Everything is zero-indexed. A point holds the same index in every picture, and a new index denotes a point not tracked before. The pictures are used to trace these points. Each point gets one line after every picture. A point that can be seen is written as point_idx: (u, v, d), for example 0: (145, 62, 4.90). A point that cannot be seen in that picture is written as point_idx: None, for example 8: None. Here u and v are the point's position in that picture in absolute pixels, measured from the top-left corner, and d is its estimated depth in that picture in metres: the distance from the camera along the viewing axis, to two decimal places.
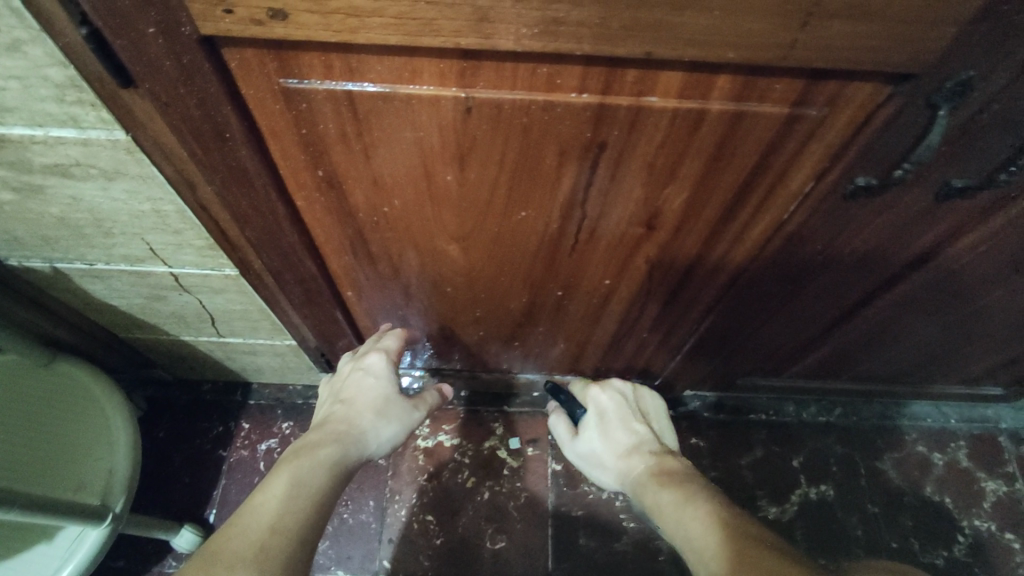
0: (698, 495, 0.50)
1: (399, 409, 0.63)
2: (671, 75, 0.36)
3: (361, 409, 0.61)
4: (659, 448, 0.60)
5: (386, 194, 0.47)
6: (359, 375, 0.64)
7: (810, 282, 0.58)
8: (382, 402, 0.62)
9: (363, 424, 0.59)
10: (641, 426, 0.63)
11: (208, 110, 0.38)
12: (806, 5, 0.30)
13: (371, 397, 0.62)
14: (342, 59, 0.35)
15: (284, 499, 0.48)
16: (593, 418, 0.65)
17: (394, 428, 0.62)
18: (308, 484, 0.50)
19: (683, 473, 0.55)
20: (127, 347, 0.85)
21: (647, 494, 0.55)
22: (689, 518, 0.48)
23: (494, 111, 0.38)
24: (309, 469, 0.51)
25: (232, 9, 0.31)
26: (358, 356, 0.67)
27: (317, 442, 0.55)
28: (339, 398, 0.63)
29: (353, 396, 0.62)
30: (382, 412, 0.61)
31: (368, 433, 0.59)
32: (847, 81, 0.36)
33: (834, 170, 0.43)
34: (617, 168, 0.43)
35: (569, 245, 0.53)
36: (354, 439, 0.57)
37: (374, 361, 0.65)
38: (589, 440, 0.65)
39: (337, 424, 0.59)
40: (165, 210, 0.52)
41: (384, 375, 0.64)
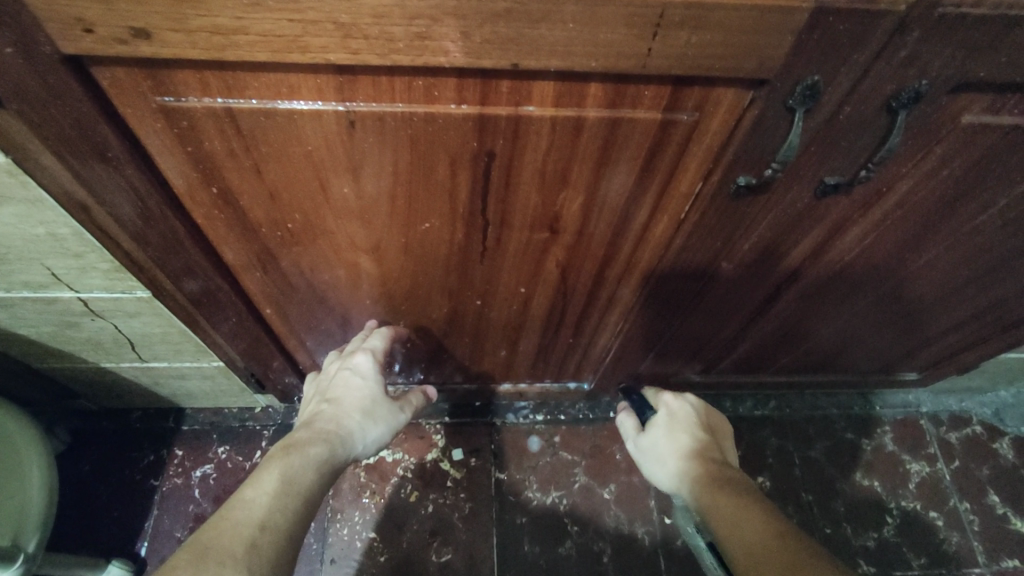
0: (756, 502, 0.49)
1: (385, 410, 0.62)
2: (544, 84, 0.37)
3: (348, 409, 0.59)
4: (718, 457, 0.58)
5: (286, 210, 0.47)
6: (345, 374, 0.63)
7: (718, 279, 0.61)
8: (369, 402, 0.61)
9: (350, 424, 0.58)
10: (703, 434, 0.62)
11: (84, 129, 0.38)
12: (651, 17, 0.32)
13: (357, 397, 0.61)
14: (217, 76, 0.35)
15: (273, 497, 0.47)
16: (661, 418, 0.64)
17: (379, 430, 0.61)
18: (297, 483, 0.49)
19: (738, 480, 0.53)
20: (44, 378, 0.82)
21: (701, 493, 0.53)
22: (743, 520, 0.47)
23: (377, 124, 0.39)
24: (300, 469, 0.50)
25: (92, 27, 0.31)
26: (345, 355, 0.65)
27: (305, 440, 0.54)
28: (326, 397, 0.61)
29: (340, 395, 0.61)
30: (369, 413, 0.60)
31: (356, 434, 0.58)
32: (710, 87, 0.38)
33: (717, 171, 0.45)
34: (510, 176, 0.44)
35: (479, 253, 0.54)
36: (341, 440, 0.56)
37: (361, 361, 0.63)
38: (654, 436, 0.64)
39: (324, 422, 0.57)
40: (61, 233, 0.51)
41: (372, 377, 0.63)
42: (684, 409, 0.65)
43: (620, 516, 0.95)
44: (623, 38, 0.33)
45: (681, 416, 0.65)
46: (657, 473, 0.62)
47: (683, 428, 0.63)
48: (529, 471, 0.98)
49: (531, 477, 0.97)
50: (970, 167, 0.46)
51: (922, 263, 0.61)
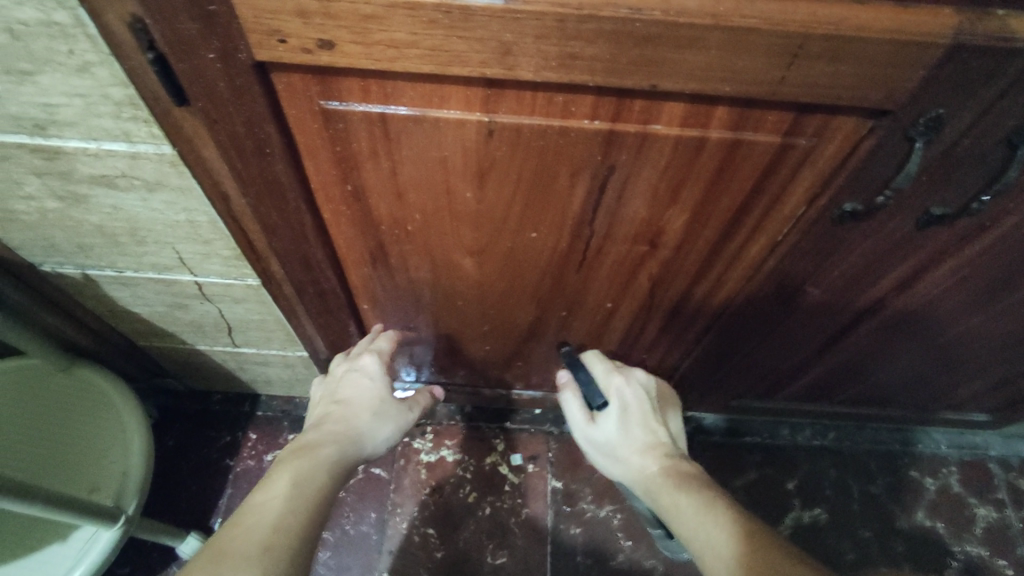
0: (715, 500, 0.51)
1: (394, 410, 0.65)
2: (674, 105, 0.40)
3: (357, 411, 0.63)
4: (675, 453, 0.60)
5: (408, 209, 0.51)
6: (355, 376, 0.66)
7: (803, 302, 0.62)
8: (376, 404, 0.64)
9: (361, 425, 0.61)
10: (659, 427, 0.63)
11: (252, 127, 0.42)
12: (791, 47, 0.34)
13: (365, 398, 0.64)
14: (379, 84, 0.39)
15: (286, 500, 0.49)
16: (615, 408, 0.64)
17: (388, 430, 0.64)
18: (309, 485, 0.52)
19: (701, 479, 0.55)
20: (142, 355, 0.88)
21: (664, 495, 0.55)
22: (709, 522, 0.49)
23: (514, 134, 0.42)
24: (310, 470, 0.53)
25: (286, 38, 0.35)
26: (352, 357, 0.68)
27: (315, 443, 0.57)
28: (335, 399, 0.64)
29: (348, 398, 0.64)
30: (377, 413, 0.63)
31: (367, 434, 0.61)
32: (832, 115, 0.40)
33: (824, 196, 0.46)
34: (624, 189, 0.47)
35: (578, 263, 0.57)
36: (352, 439, 0.59)
37: (368, 363, 0.67)
38: (606, 430, 0.64)
39: (335, 425, 0.60)
40: (198, 220, 0.56)
41: (379, 379, 0.67)
42: (638, 395, 0.64)
43: None
44: (761, 66, 0.36)
45: (633, 406, 0.64)
46: (613, 467, 0.63)
47: (636, 420, 0.63)
48: (584, 482, 0.99)
49: (586, 488, 0.98)
50: None
51: (1012, 300, 0.61)
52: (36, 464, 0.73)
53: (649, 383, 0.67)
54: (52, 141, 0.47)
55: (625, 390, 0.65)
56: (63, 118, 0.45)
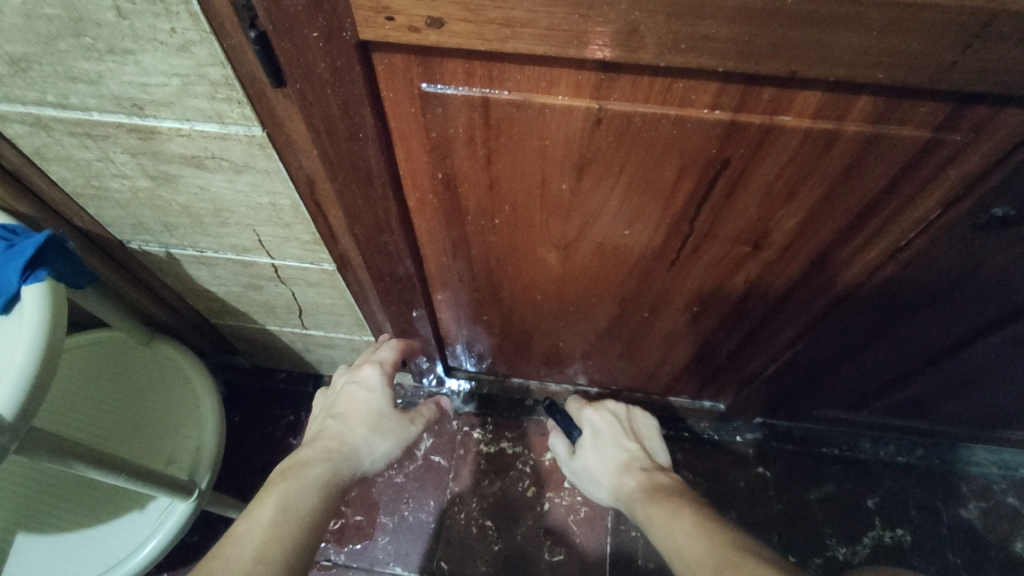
0: (680, 506, 0.49)
1: (394, 423, 0.59)
2: (811, 95, 0.36)
3: (354, 424, 0.57)
4: (651, 467, 0.59)
5: (498, 199, 0.48)
6: (354, 388, 0.61)
7: (917, 313, 0.56)
8: (375, 415, 0.59)
9: (356, 440, 0.56)
10: (632, 445, 0.63)
11: (348, 111, 0.40)
12: (969, 27, 0.29)
13: (363, 411, 0.59)
14: (485, 67, 0.37)
15: (271, 526, 0.44)
16: (587, 436, 0.66)
17: (388, 445, 0.58)
18: (296, 508, 0.46)
19: (672, 487, 0.54)
20: (216, 332, 0.89)
21: (639, 509, 0.53)
22: (677, 531, 0.46)
23: (624, 123, 0.39)
24: (297, 492, 0.47)
25: (394, 16, 0.33)
26: (353, 369, 0.64)
27: (305, 462, 0.51)
28: (333, 412, 0.59)
29: (346, 410, 0.59)
30: (376, 426, 0.58)
31: (361, 450, 0.55)
32: (998, 108, 0.34)
33: (968, 199, 0.41)
34: (735, 185, 0.43)
35: (669, 262, 0.53)
36: (345, 456, 0.53)
37: (369, 373, 0.62)
38: (583, 456, 0.65)
39: (328, 440, 0.55)
40: (281, 203, 0.55)
41: (380, 390, 0.61)
42: (608, 421, 0.66)
43: None
44: (928, 50, 0.31)
45: (605, 431, 0.65)
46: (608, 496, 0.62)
47: (609, 441, 0.64)
48: None
49: None
50: None
51: None
52: (113, 431, 0.74)
53: (621, 411, 0.68)
54: (147, 120, 0.47)
55: (595, 419, 0.67)
56: (160, 98, 0.45)
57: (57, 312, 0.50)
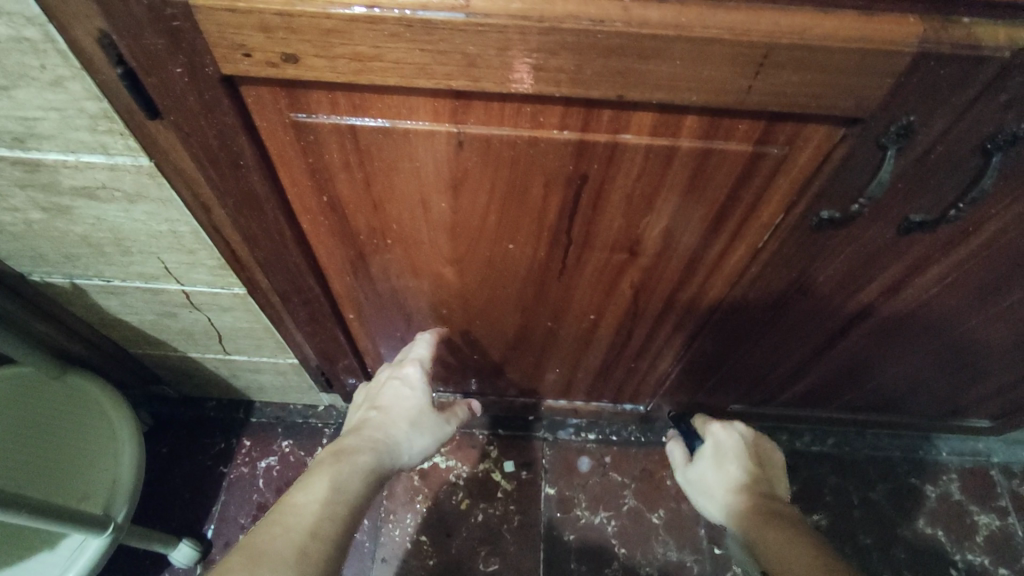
0: (799, 537, 0.50)
1: (433, 421, 0.64)
2: (644, 115, 0.40)
3: (396, 418, 0.61)
4: (769, 493, 0.59)
5: (385, 219, 0.51)
6: (395, 384, 0.65)
7: (789, 309, 0.61)
8: (416, 413, 0.62)
9: (396, 434, 0.60)
10: (753, 467, 0.62)
11: (224, 140, 0.43)
12: (756, 56, 0.34)
13: (404, 407, 0.62)
14: (347, 97, 0.39)
15: (324, 504, 0.50)
16: (708, 448, 0.66)
17: (424, 442, 0.62)
18: (347, 490, 0.52)
19: (791, 517, 0.54)
20: (136, 363, 0.88)
21: (750, 530, 0.54)
22: (788, 559, 0.48)
23: (484, 145, 0.42)
24: (348, 476, 0.53)
25: (250, 53, 0.36)
26: (394, 364, 0.67)
27: (353, 447, 0.56)
28: (374, 405, 0.63)
29: (389, 405, 0.63)
30: (416, 424, 0.62)
31: (401, 445, 0.60)
32: (802, 123, 0.39)
33: (800, 204, 0.46)
34: (599, 198, 0.47)
35: (558, 272, 0.57)
36: (387, 448, 0.58)
37: (411, 372, 0.65)
38: (701, 467, 0.66)
39: (372, 431, 0.59)
40: (181, 230, 0.56)
41: (421, 388, 0.64)
42: (733, 438, 0.65)
43: (669, 541, 0.94)
44: (728, 76, 0.35)
45: (727, 446, 0.65)
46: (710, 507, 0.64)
47: (725, 457, 0.64)
48: (578, 489, 0.98)
49: (580, 495, 0.98)
50: None
51: (1006, 305, 0.59)
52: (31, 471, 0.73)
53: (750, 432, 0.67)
54: (32, 153, 0.48)
55: (719, 433, 0.66)
56: (41, 131, 0.46)
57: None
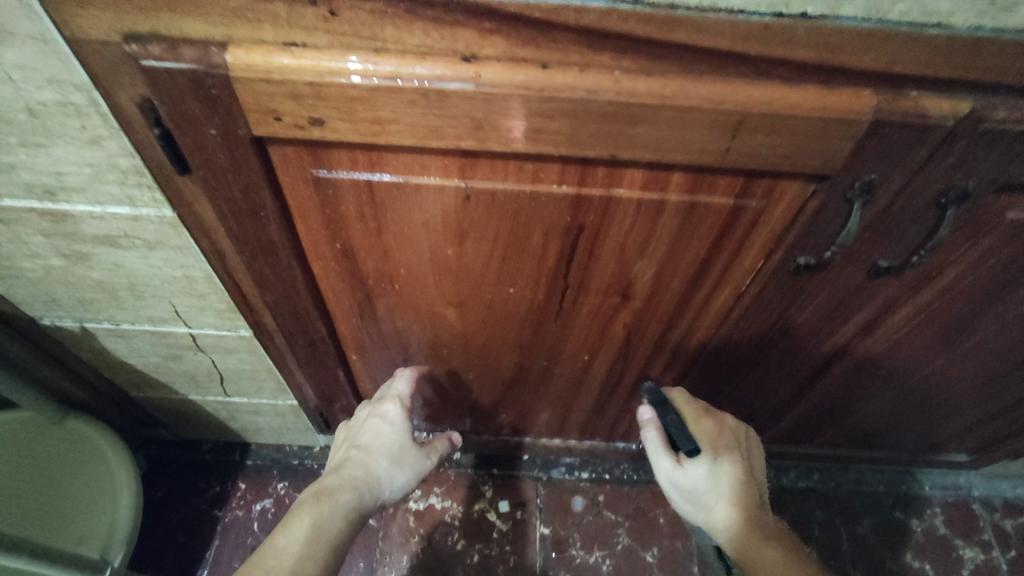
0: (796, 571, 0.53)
1: (412, 457, 0.67)
2: (635, 172, 0.44)
3: (377, 455, 0.65)
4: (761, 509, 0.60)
5: (393, 265, 0.54)
6: (376, 422, 0.68)
7: (772, 348, 0.64)
8: (396, 449, 0.67)
9: (378, 472, 0.64)
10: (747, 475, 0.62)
11: (248, 193, 0.46)
12: (733, 122, 0.38)
13: (384, 445, 0.66)
14: (365, 155, 0.43)
15: (305, 545, 0.54)
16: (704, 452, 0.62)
17: (404, 476, 0.66)
18: (326, 531, 0.56)
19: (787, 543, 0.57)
20: (135, 406, 0.89)
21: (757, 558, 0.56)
22: None
23: (489, 198, 0.46)
24: (329, 516, 0.57)
25: (281, 117, 0.40)
26: (373, 402, 0.70)
27: (335, 487, 0.60)
28: (355, 443, 0.67)
29: (370, 442, 0.66)
30: (396, 460, 0.66)
31: (382, 482, 0.64)
32: (777, 179, 0.44)
33: (779, 251, 0.50)
34: (594, 245, 0.51)
35: (555, 314, 0.60)
36: (368, 487, 0.62)
37: (390, 409, 0.68)
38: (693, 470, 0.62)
39: (353, 470, 0.63)
40: (195, 275, 0.59)
41: (400, 425, 0.68)
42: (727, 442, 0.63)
43: None
44: (709, 140, 0.40)
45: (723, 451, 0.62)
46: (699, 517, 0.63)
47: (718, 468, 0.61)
48: (572, 528, 0.99)
49: (575, 535, 0.98)
50: (1015, 259, 0.51)
51: (971, 343, 0.63)
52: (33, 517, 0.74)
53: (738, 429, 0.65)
54: (60, 205, 0.51)
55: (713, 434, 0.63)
56: (73, 185, 0.49)
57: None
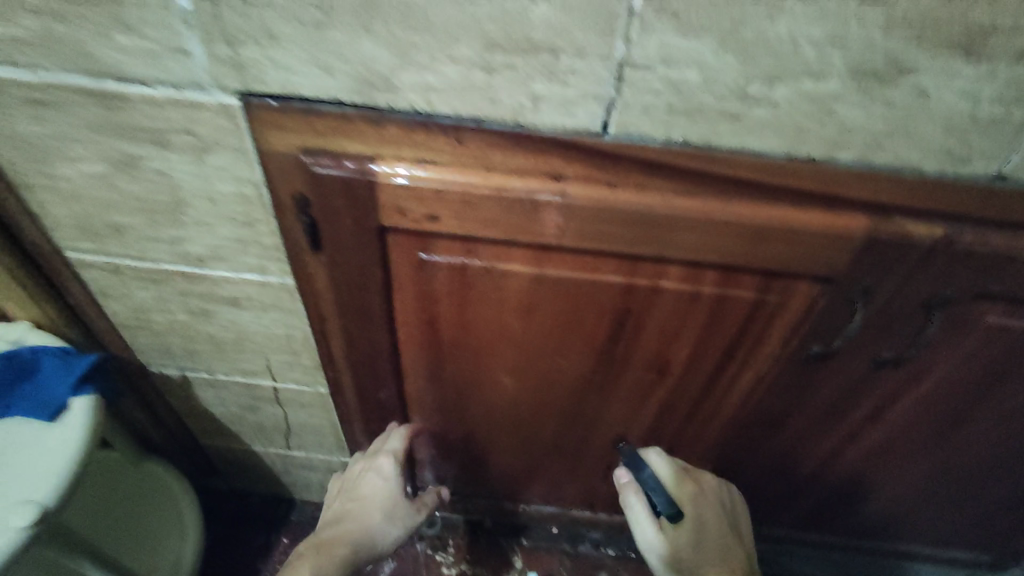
0: None
1: (402, 510, 0.78)
2: (676, 269, 0.54)
3: (373, 510, 0.76)
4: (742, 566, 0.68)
5: (467, 334, 0.64)
6: (371, 477, 0.78)
7: (790, 429, 0.72)
8: (389, 504, 0.77)
9: (373, 526, 0.75)
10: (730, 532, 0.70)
11: (363, 269, 0.57)
12: (757, 235, 0.49)
13: (379, 500, 0.77)
14: (463, 245, 0.55)
15: None
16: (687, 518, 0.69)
17: (397, 528, 0.77)
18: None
19: None
20: (201, 454, 0.97)
21: None
22: None
23: (556, 283, 0.57)
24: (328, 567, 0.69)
25: (405, 213, 0.52)
26: (370, 456, 0.79)
27: (334, 542, 0.72)
28: (354, 497, 0.78)
29: (366, 497, 0.77)
30: (388, 513, 0.77)
31: (378, 534, 0.75)
32: (793, 281, 0.54)
33: (795, 340, 0.59)
34: (638, 327, 0.60)
35: (598, 387, 0.69)
36: (364, 540, 0.73)
37: (385, 465, 0.76)
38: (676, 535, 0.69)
39: (351, 524, 0.75)
40: (295, 334, 0.70)
41: (392, 480, 0.78)
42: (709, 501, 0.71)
43: None
44: (738, 246, 0.51)
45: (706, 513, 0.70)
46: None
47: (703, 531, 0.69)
48: None
49: None
50: (999, 358, 0.59)
51: (971, 436, 0.70)
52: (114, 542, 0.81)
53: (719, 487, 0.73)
54: (204, 270, 0.63)
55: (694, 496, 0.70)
56: (221, 255, 0.61)
57: (89, 433, 0.62)
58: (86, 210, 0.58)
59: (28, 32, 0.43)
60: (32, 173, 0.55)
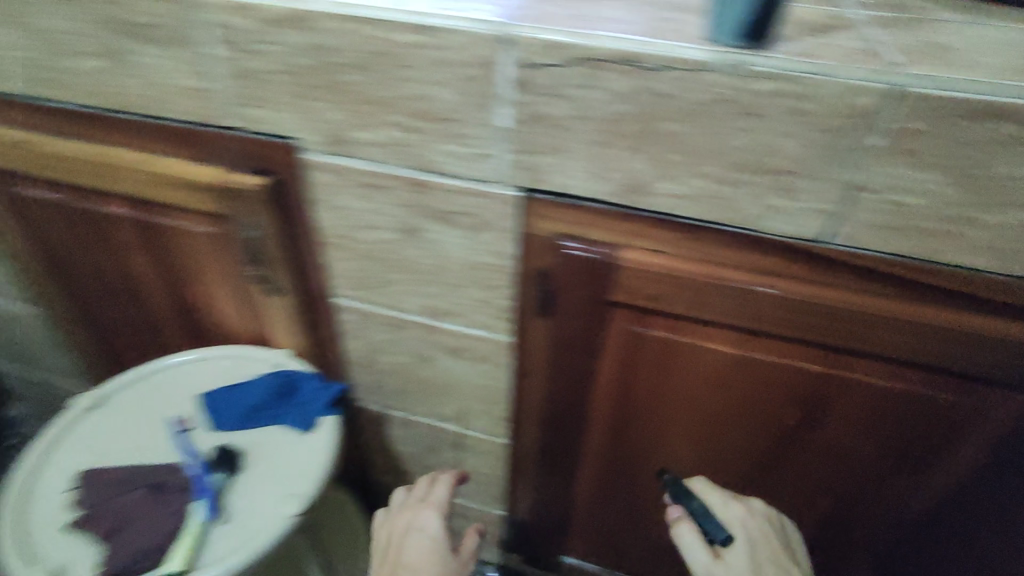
0: None
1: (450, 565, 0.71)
2: (873, 362, 0.61)
3: None
4: None
5: (658, 403, 0.72)
6: (416, 535, 0.74)
7: (972, 544, 0.71)
8: (438, 558, 0.71)
9: None
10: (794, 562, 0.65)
11: (583, 333, 0.68)
12: (957, 336, 0.56)
13: (423, 558, 0.70)
14: (677, 323, 0.64)
15: None
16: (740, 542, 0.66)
17: None
18: None
19: None
20: (370, 489, 1.08)
21: None
22: None
23: (756, 365, 0.64)
24: None
25: (634, 291, 0.62)
26: (413, 515, 0.77)
27: None
28: (400, 562, 0.71)
29: (411, 557, 0.71)
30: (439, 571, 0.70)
31: None
32: (988, 383, 0.59)
33: (986, 442, 0.62)
34: (825, 414, 0.66)
35: (773, 465, 0.74)
36: None
37: (428, 523, 0.75)
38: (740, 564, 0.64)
39: None
40: (496, 386, 0.81)
41: (438, 534, 0.74)
42: (760, 528, 0.67)
43: None
44: (937, 345, 0.57)
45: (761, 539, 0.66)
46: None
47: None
48: None
49: None
50: None
51: None
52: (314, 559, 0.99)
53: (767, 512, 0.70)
54: (440, 322, 0.76)
55: (749, 519, 0.68)
56: (459, 311, 0.74)
57: (336, 448, 0.72)
58: (367, 265, 0.73)
59: (385, 137, 0.60)
60: (338, 235, 0.71)
